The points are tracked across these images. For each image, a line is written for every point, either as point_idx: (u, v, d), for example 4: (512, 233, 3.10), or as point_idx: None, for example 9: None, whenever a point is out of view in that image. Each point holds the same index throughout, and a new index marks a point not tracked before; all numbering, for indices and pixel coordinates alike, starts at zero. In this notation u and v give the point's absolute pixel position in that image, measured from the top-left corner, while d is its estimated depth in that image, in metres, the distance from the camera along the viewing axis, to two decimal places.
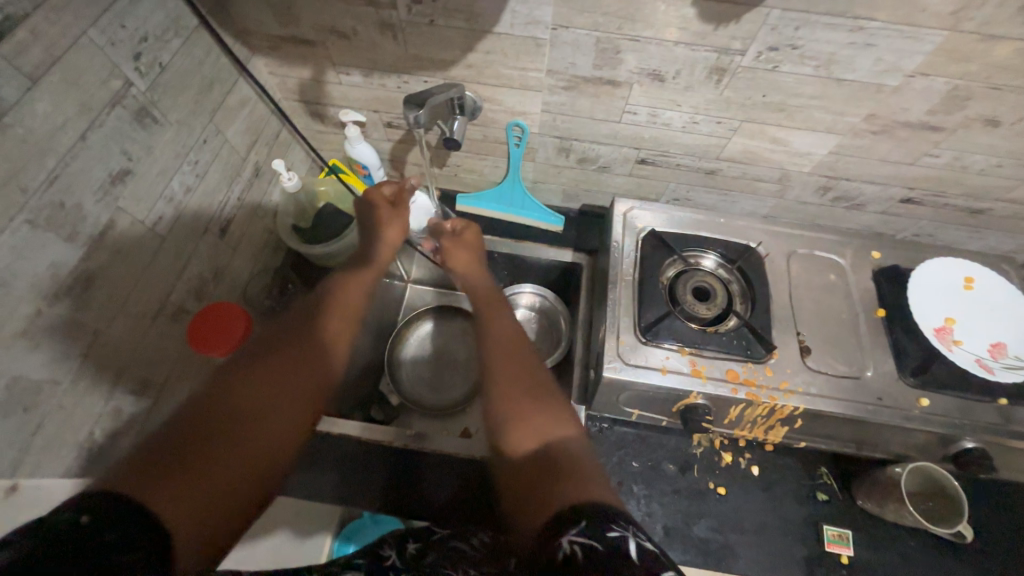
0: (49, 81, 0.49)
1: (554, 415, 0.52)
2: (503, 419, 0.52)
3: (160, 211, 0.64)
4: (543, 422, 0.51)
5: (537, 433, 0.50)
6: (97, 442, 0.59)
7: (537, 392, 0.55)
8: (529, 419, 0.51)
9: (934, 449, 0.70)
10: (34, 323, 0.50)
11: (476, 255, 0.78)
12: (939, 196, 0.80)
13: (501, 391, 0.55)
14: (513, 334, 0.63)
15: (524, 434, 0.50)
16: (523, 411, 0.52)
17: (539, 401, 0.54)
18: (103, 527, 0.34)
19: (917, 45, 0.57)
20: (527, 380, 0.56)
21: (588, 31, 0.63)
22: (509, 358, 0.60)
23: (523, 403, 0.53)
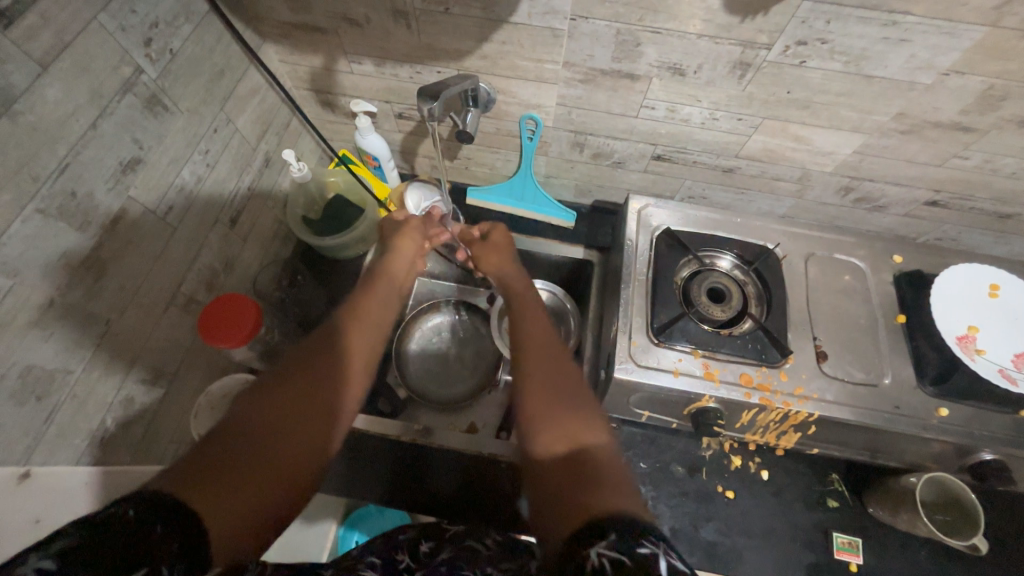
0: (60, 67, 0.48)
1: (585, 419, 0.50)
2: (530, 419, 0.51)
3: (171, 200, 0.64)
4: (573, 425, 0.49)
5: (565, 435, 0.48)
6: (110, 430, 0.59)
7: (566, 393, 0.53)
8: (560, 421, 0.49)
9: (952, 460, 0.68)
10: (46, 312, 0.49)
11: (506, 262, 0.77)
12: (966, 199, 0.78)
13: (528, 391, 0.54)
14: (544, 333, 0.61)
15: (553, 436, 0.48)
16: (558, 413, 0.50)
17: (569, 402, 0.52)
18: (152, 521, 0.34)
19: (954, 42, 0.54)
20: (556, 380, 0.54)
21: (609, 23, 0.61)
22: (538, 356, 0.57)
23: (552, 403, 0.51)
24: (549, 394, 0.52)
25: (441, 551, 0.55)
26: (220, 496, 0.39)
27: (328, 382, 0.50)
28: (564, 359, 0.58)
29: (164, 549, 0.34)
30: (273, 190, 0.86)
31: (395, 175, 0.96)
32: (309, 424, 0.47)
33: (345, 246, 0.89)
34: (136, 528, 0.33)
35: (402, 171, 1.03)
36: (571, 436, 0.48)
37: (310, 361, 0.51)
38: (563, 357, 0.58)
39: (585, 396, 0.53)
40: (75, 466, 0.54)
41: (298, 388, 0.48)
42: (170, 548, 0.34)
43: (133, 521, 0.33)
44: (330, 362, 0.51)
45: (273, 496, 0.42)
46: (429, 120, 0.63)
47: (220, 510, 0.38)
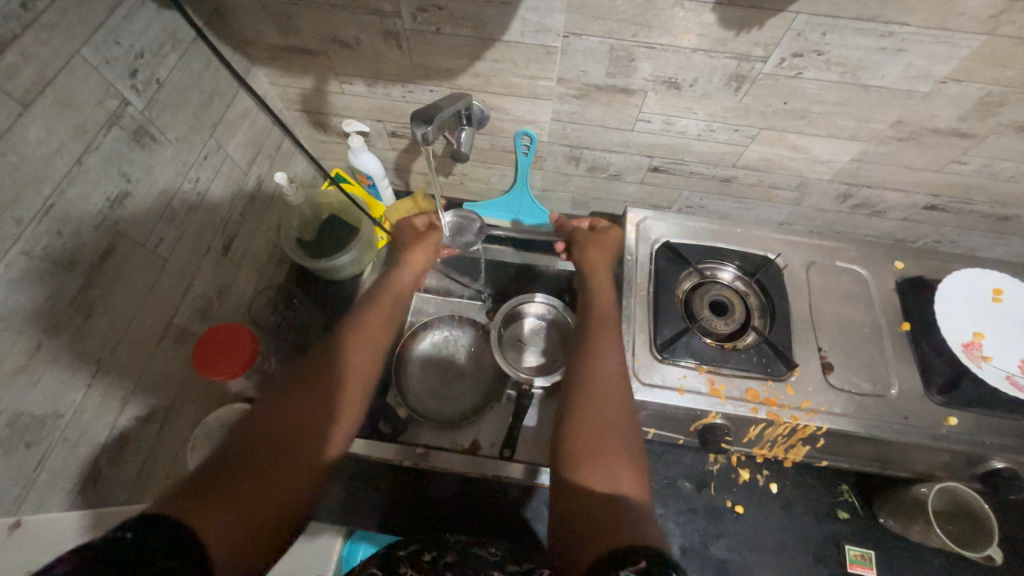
0: (41, 105, 0.47)
1: (629, 469, 0.55)
2: (573, 452, 0.57)
3: (161, 233, 0.62)
4: (613, 467, 0.54)
5: (603, 471, 0.54)
6: (103, 471, 0.57)
7: (615, 433, 0.57)
8: (600, 459, 0.55)
9: (962, 468, 0.68)
10: (33, 357, 0.48)
11: (602, 262, 0.79)
12: (964, 203, 0.77)
13: (579, 421, 0.59)
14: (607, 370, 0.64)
15: (590, 470, 0.54)
16: (600, 454, 0.55)
17: (615, 443, 0.56)
18: (149, 536, 0.37)
19: (951, 50, 0.54)
20: (605, 418, 0.59)
21: (602, 39, 0.60)
22: (598, 388, 0.62)
23: (596, 441, 0.57)
24: (594, 431, 0.58)
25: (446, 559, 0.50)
26: (221, 516, 0.42)
27: (320, 402, 0.55)
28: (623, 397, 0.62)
29: (161, 563, 0.36)
30: (267, 213, 0.84)
31: (391, 194, 0.96)
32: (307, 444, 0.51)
33: (343, 268, 0.87)
34: (138, 543, 0.36)
35: (397, 187, 1.02)
36: (610, 475, 0.54)
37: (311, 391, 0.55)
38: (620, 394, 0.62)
39: (632, 439, 0.58)
40: (68, 511, 0.53)
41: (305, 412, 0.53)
42: (166, 564, 0.36)
43: (129, 538, 0.36)
44: (314, 390, 0.55)
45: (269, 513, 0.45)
46: (424, 144, 0.61)
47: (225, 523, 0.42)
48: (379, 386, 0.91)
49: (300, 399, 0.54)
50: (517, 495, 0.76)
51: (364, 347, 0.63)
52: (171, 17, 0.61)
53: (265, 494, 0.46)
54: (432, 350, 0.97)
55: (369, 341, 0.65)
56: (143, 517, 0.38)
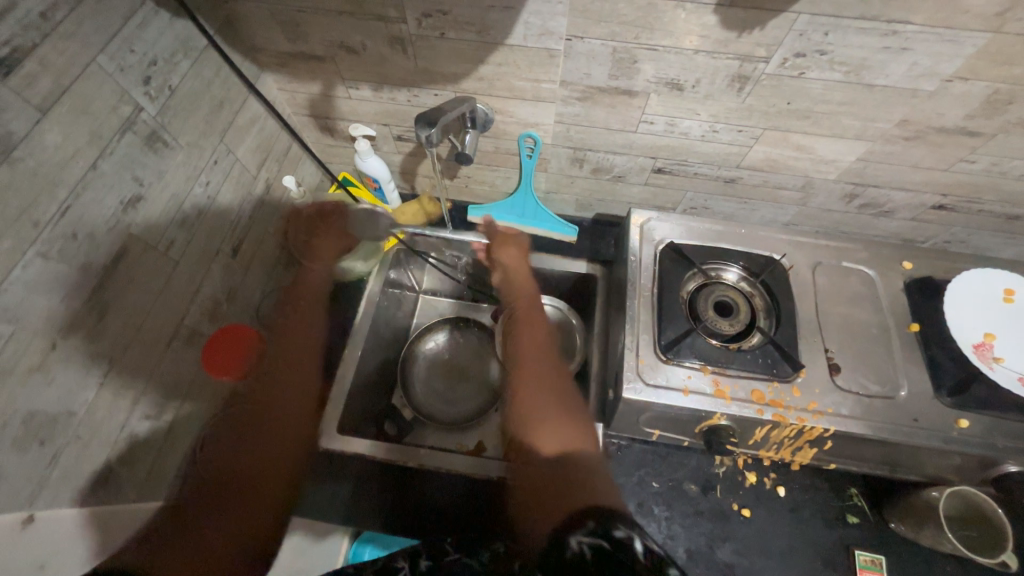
0: (58, 112, 0.49)
1: (573, 425, 0.66)
2: (523, 419, 0.68)
3: (172, 235, 0.64)
4: (560, 428, 0.65)
5: (558, 439, 0.64)
6: (114, 469, 0.58)
7: (554, 400, 0.69)
8: (543, 421, 0.67)
9: (974, 472, 0.67)
10: (48, 356, 0.49)
11: (520, 264, 0.88)
12: (974, 202, 0.76)
13: (524, 394, 0.71)
14: (537, 362, 0.75)
15: (543, 437, 0.65)
16: (544, 416, 0.67)
17: (558, 409, 0.68)
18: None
19: (956, 49, 0.54)
20: (546, 388, 0.71)
21: (604, 42, 0.61)
22: (532, 366, 0.74)
23: (540, 403, 0.69)
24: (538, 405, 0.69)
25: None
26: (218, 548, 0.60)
27: (271, 432, 0.71)
28: (557, 377, 0.73)
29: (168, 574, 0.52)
30: (275, 216, 0.86)
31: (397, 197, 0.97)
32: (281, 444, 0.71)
33: (355, 267, 0.87)
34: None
35: (403, 190, 1.04)
36: (556, 435, 0.65)
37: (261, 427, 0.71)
38: (555, 372, 0.74)
39: (575, 407, 0.68)
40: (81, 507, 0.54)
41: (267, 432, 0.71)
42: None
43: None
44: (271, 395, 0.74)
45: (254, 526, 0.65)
46: (427, 146, 0.63)
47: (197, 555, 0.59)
48: (384, 387, 0.92)
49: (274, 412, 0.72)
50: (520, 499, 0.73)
51: (282, 365, 0.76)
52: (183, 26, 0.62)
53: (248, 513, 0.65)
54: (437, 352, 0.98)
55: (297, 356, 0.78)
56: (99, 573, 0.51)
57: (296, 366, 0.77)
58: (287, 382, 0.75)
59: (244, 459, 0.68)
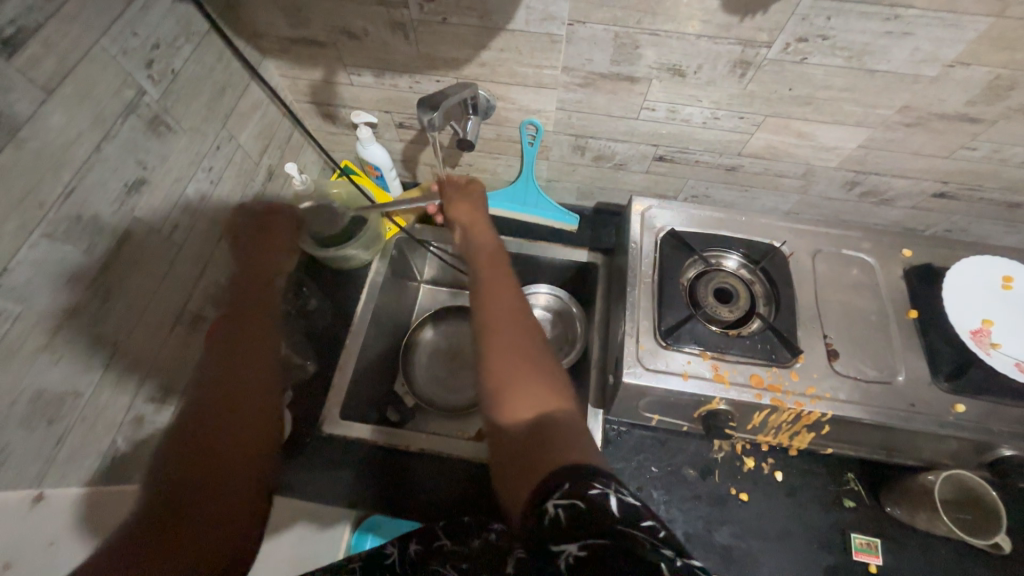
0: (62, 93, 0.49)
1: (546, 385, 0.52)
2: (490, 393, 0.53)
3: (176, 219, 0.64)
4: (533, 391, 0.51)
5: (529, 401, 0.50)
6: (120, 450, 0.59)
7: (527, 366, 0.53)
8: (513, 392, 0.51)
9: (969, 457, 0.67)
10: (55, 337, 0.50)
11: (477, 210, 0.78)
12: (974, 190, 0.77)
13: (491, 364, 0.54)
14: (507, 330, 0.57)
15: (516, 408, 0.50)
16: (517, 383, 0.52)
17: (529, 368, 0.53)
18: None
19: (959, 33, 0.54)
20: (514, 348, 0.55)
21: (606, 27, 0.61)
22: (502, 330, 0.57)
23: (511, 373, 0.53)
24: (510, 364, 0.54)
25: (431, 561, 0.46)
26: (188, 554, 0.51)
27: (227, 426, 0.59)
28: (528, 336, 0.57)
29: None
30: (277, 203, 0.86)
31: (397, 184, 0.97)
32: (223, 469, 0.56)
33: (360, 255, 0.90)
34: None
35: (404, 179, 1.04)
36: (530, 403, 0.50)
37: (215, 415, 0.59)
38: (527, 326, 0.58)
39: (550, 365, 0.55)
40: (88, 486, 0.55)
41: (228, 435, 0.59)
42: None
43: None
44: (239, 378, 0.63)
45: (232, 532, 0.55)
46: (428, 130, 0.65)
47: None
48: (386, 374, 0.93)
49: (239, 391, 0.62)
50: None
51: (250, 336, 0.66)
52: (185, 9, 0.62)
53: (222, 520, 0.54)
54: (439, 339, 0.99)
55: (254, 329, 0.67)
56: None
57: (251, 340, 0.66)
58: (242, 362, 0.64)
59: (193, 444, 0.58)
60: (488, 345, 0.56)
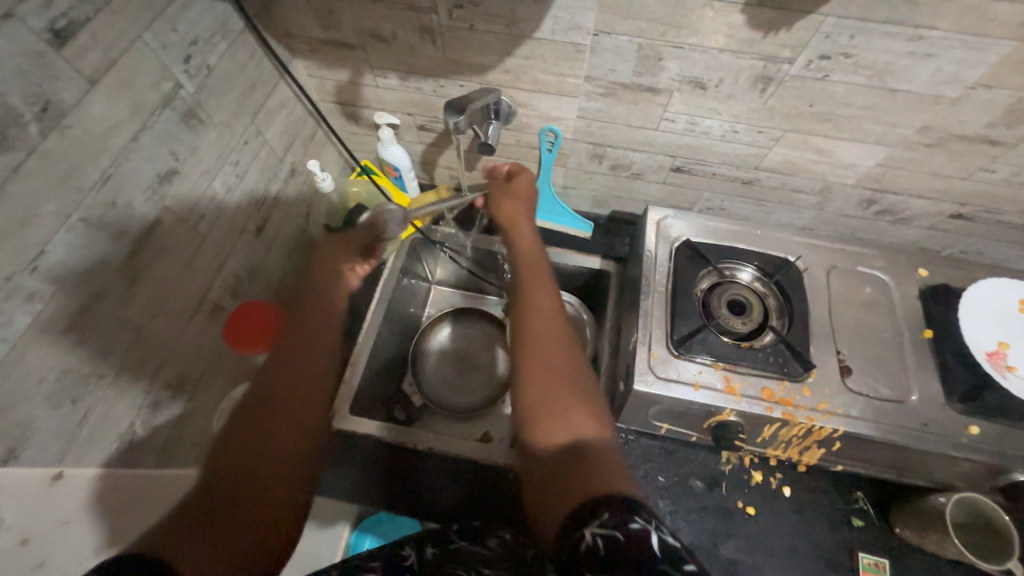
0: (105, 84, 0.51)
1: (585, 407, 0.52)
2: (528, 409, 0.52)
3: (203, 210, 0.66)
4: (571, 411, 0.51)
5: (566, 425, 0.50)
6: (137, 434, 0.60)
7: (566, 385, 0.53)
8: (552, 411, 0.51)
9: (982, 480, 0.67)
10: (84, 318, 0.51)
11: (521, 214, 0.74)
12: (992, 213, 0.77)
13: (530, 379, 0.54)
14: (548, 342, 0.57)
15: (553, 430, 0.50)
16: (556, 403, 0.52)
17: (568, 387, 0.53)
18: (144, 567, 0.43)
19: (981, 56, 0.54)
20: (552, 364, 0.55)
21: (631, 38, 0.62)
22: (541, 344, 0.57)
23: (550, 392, 0.52)
24: (549, 383, 0.53)
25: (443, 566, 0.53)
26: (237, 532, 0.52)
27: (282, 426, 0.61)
28: (567, 349, 0.57)
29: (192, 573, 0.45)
30: (298, 198, 0.88)
31: (415, 186, 0.98)
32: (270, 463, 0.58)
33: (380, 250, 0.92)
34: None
35: (422, 180, 1.05)
36: (569, 423, 0.50)
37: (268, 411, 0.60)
38: (566, 341, 0.58)
39: (589, 385, 0.55)
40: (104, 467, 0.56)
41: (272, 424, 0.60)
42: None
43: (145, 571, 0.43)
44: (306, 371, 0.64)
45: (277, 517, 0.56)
46: (455, 133, 0.64)
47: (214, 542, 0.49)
48: (396, 372, 0.94)
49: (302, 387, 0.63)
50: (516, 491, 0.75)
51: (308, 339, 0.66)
52: (222, 8, 0.64)
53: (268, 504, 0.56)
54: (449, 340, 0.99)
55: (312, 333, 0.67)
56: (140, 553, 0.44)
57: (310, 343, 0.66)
58: (305, 363, 0.65)
59: (250, 425, 0.58)
60: (526, 359, 0.56)
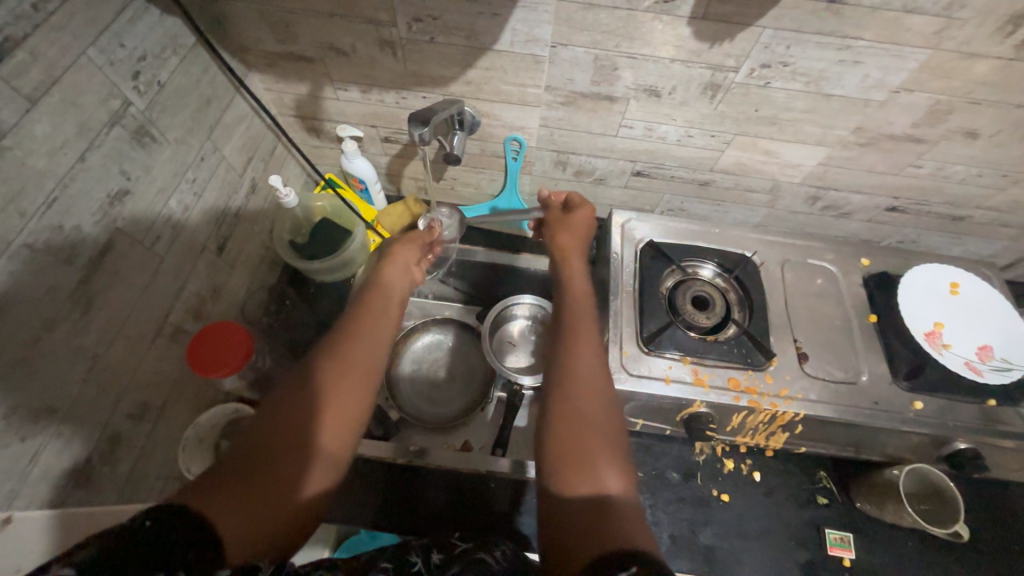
0: (47, 102, 0.48)
1: (612, 452, 0.51)
2: (553, 455, 0.52)
3: (159, 230, 0.63)
4: (596, 465, 0.50)
5: (594, 472, 0.50)
6: (96, 469, 0.56)
7: (597, 438, 0.52)
8: (579, 462, 0.50)
9: (929, 451, 0.72)
10: (34, 348, 0.48)
11: (577, 248, 0.73)
12: (922, 205, 0.84)
13: (561, 425, 0.53)
14: (589, 385, 0.56)
15: (582, 474, 0.50)
16: (583, 454, 0.51)
17: (598, 441, 0.52)
18: (164, 530, 0.39)
19: (902, 63, 0.60)
20: (586, 414, 0.54)
21: (587, 49, 0.64)
22: (580, 391, 0.56)
23: (579, 443, 0.52)
24: (581, 418, 0.53)
25: (451, 567, 0.50)
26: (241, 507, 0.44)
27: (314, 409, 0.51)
28: (606, 398, 0.56)
29: (182, 555, 0.38)
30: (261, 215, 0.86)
31: (382, 198, 0.99)
32: (298, 457, 0.48)
33: (358, 259, 0.89)
34: (162, 534, 0.39)
35: (388, 192, 1.05)
36: (595, 474, 0.49)
37: (305, 396, 0.52)
38: (605, 388, 0.57)
39: (619, 434, 0.54)
40: (61, 506, 0.52)
41: (306, 410, 0.51)
42: (184, 556, 0.38)
43: (149, 527, 0.39)
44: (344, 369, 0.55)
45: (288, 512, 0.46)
46: (419, 145, 0.63)
47: (234, 518, 0.43)
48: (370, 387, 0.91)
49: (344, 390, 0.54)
50: (503, 501, 0.76)
51: (363, 338, 0.59)
52: (172, 22, 0.63)
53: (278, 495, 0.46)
54: (425, 352, 0.98)
55: (366, 330, 0.60)
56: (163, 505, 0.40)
57: (365, 337, 0.59)
58: (345, 360, 0.56)
59: (276, 411, 0.50)
60: (563, 389, 0.56)
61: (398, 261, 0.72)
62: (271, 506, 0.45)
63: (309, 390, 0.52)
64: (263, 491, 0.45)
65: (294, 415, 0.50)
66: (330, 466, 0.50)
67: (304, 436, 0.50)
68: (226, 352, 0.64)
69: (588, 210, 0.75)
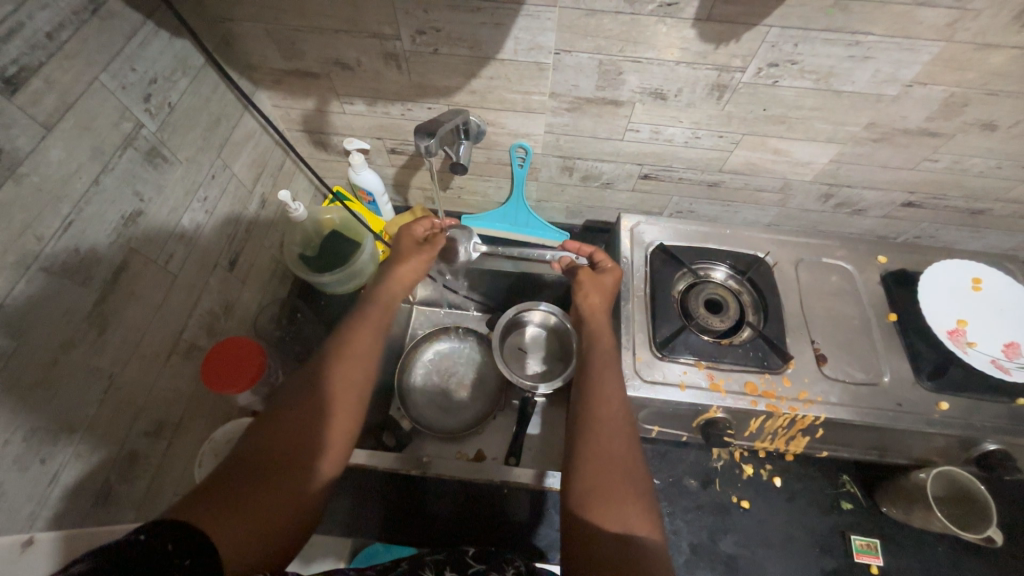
0: (63, 128, 0.50)
1: (630, 485, 0.52)
2: (582, 488, 0.52)
3: (172, 249, 0.64)
4: (623, 503, 0.51)
5: (618, 510, 0.50)
6: (114, 488, 0.57)
7: (619, 473, 0.53)
8: (605, 492, 0.52)
9: (957, 453, 0.70)
10: (53, 371, 0.49)
11: (601, 307, 0.69)
12: (939, 199, 0.82)
13: (588, 462, 0.54)
14: (609, 417, 0.57)
15: (602, 503, 0.51)
16: (608, 494, 0.51)
17: (623, 478, 0.52)
18: (160, 541, 0.39)
19: (914, 56, 0.58)
20: (610, 450, 0.55)
21: (591, 55, 0.64)
22: (605, 429, 0.56)
23: (603, 479, 0.52)
24: (600, 451, 0.55)
25: None
26: (240, 517, 0.44)
27: (310, 427, 0.52)
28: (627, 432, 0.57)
29: (177, 563, 0.39)
30: (270, 230, 0.86)
31: (390, 209, 1.00)
32: (294, 471, 0.49)
33: (367, 269, 0.90)
34: (160, 543, 0.39)
35: (396, 203, 1.07)
36: (618, 507, 0.51)
37: (309, 412, 0.53)
38: (625, 424, 0.57)
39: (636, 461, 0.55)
40: (80, 528, 0.52)
41: (304, 427, 0.52)
42: (182, 564, 0.39)
43: (146, 540, 0.39)
44: (344, 390, 0.56)
45: (290, 520, 0.47)
46: (426, 157, 0.63)
47: (234, 529, 0.43)
48: (383, 397, 0.91)
49: (341, 406, 0.55)
50: (523, 514, 0.75)
51: (358, 355, 0.60)
52: (182, 45, 0.64)
53: (280, 503, 0.47)
54: (436, 360, 0.98)
55: (359, 346, 0.61)
56: (161, 520, 0.40)
57: (356, 354, 0.59)
58: (340, 374, 0.57)
59: (276, 430, 0.51)
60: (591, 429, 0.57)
61: (398, 278, 0.71)
62: (275, 515, 0.46)
63: (310, 408, 0.53)
64: (263, 507, 0.46)
65: (297, 432, 0.51)
66: (330, 473, 0.52)
67: (301, 453, 0.51)
68: (235, 369, 0.63)
69: (616, 273, 0.73)
